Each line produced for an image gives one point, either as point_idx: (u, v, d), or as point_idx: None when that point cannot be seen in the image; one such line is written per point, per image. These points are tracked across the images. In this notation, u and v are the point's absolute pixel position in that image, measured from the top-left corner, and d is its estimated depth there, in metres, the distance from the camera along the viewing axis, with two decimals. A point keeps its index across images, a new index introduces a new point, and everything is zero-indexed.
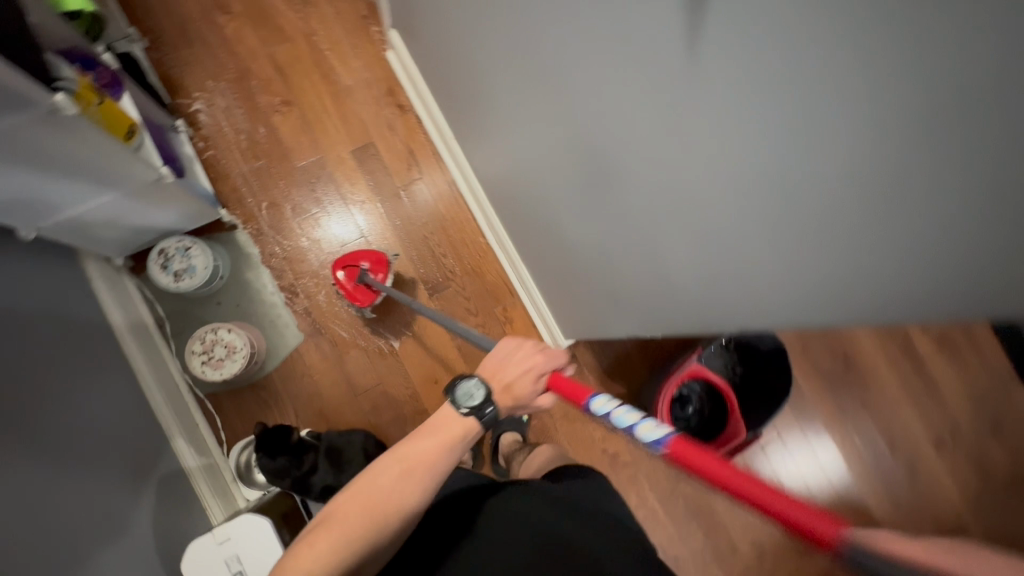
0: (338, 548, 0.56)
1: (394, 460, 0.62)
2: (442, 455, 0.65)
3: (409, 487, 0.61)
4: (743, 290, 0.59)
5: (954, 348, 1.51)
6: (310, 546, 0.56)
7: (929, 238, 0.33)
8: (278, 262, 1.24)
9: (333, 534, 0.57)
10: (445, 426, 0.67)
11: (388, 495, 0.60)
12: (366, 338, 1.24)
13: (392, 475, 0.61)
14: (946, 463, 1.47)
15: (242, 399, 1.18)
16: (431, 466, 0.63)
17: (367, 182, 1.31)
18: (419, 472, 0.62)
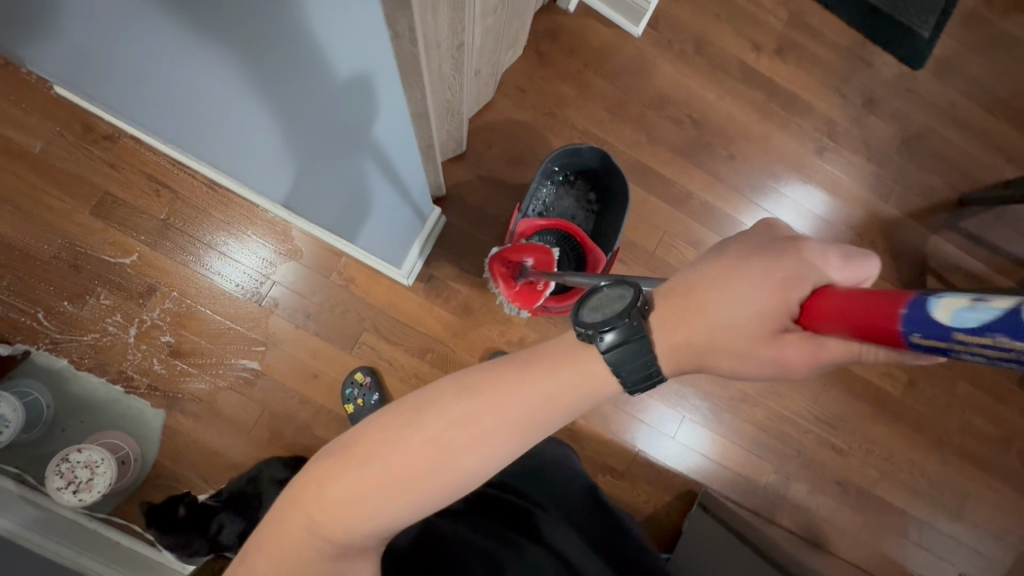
0: (354, 499, 0.50)
1: (457, 406, 0.49)
2: (529, 420, 0.48)
3: (459, 461, 0.49)
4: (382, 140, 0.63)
5: (793, 49, 1.40)
6: (327, 484, 0.50)
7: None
8: (94, 360, 1.14)
9: (368, 484, 0.49)
10: (566, 363, 0.48)
11: (442, 461, 0.49)
12: (225, 377, 1.18)
13: (442, 441, 0.48)
14: (835, 163, 1.41)
15: (147, 496, 1.14)
16: (498, 434, 0.48)
17: (126, 232, 1.17)
18: (478, 442, 0.48)
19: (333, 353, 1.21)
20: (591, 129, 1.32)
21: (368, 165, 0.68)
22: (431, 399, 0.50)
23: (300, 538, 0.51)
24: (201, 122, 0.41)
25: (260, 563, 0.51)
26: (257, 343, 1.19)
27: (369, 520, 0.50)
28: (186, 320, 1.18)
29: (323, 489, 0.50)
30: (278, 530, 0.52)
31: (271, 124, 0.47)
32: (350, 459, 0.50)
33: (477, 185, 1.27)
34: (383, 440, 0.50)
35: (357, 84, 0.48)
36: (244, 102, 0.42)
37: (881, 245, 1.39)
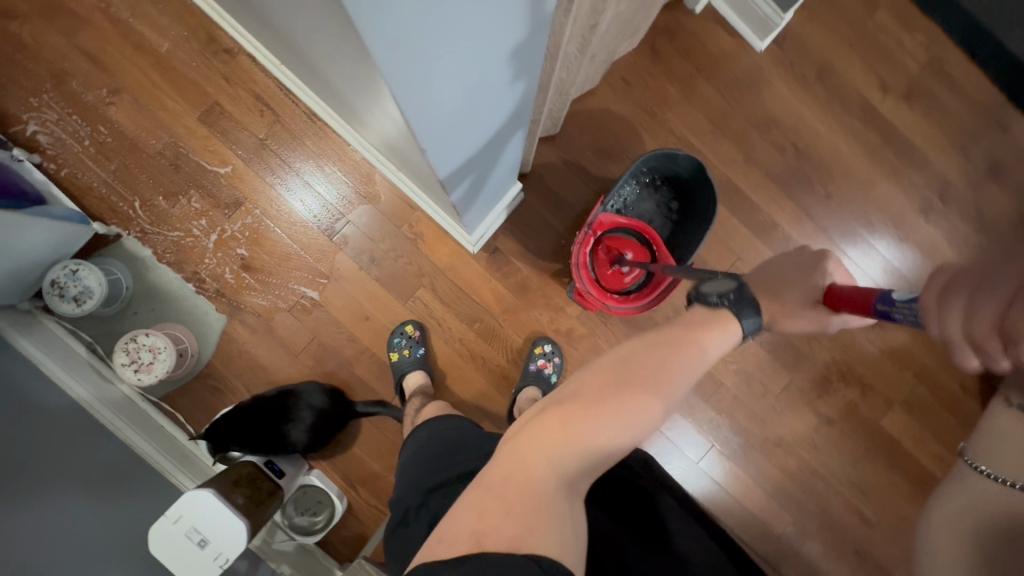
0: (587, 431, 0.45)
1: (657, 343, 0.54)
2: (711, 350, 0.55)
3: (669, 394, 0.49)
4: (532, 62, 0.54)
5: (920, 96, 1.31)
6: (565, 428, 0.45)
7: None
8: (174, 256, 1.22)
9: (597, 408, 0.46)
10: (717, 324, 0.57)
11: (663, 376, 0.50)
12: (285, 299, 1.23)
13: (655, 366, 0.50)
14: (938, 224, 1.31)
15: (194, 391, 1.22)
16: (690, 364, 0.52)
17: (227, 144, 1.23)
18: (676, 383, 0.50)
19: (388, 300, 1.24)
20: (687, 137, 1.28)
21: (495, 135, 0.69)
22: (633, 356, 0.52)
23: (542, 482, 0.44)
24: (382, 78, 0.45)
25: (496, 499, 0.43)
26: (320, 275, 1.24)
27: (600, 458, 0.46)
28: (262, 236, 1.24)
29: (562, 436, 0.45)
30: (510, 471, 0.44)
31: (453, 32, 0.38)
32: (585, 398, 0.47)
33: (559, 169, 1.26)
34: (607, 377, 0.49)
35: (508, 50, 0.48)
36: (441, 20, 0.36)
37: None
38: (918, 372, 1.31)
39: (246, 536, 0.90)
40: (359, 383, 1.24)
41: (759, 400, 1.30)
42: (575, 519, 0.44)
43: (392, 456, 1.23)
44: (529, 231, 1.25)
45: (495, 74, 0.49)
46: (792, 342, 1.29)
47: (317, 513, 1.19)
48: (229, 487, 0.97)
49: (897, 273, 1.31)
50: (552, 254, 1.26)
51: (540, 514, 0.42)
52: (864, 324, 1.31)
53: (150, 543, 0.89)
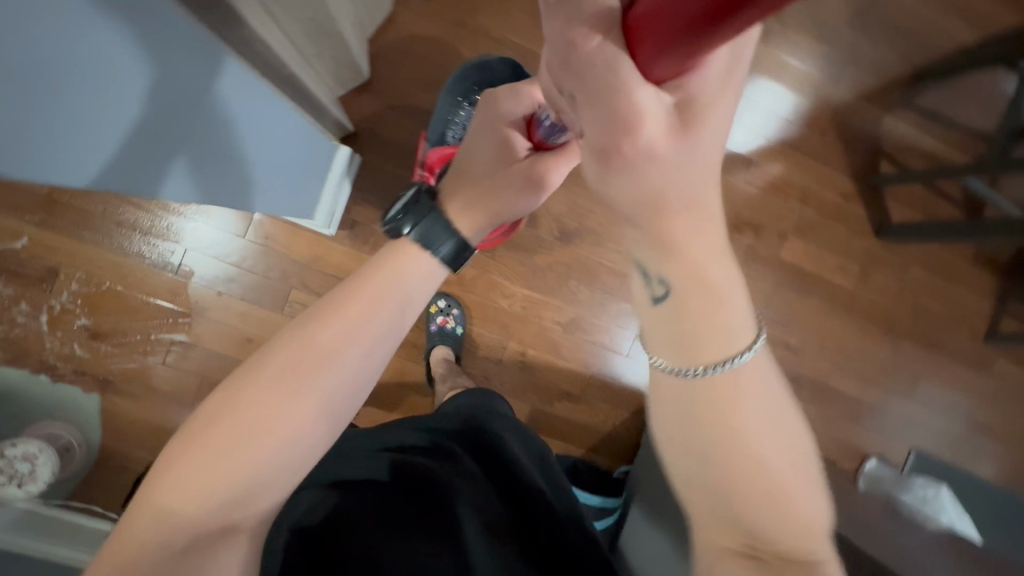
0: (194, 482, 0.43)
1: (297, 339, 0.48)
2: (368, 322, 0.50)
3: (294, 412, 0.46)
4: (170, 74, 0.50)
5: None
6: (167, 481, 0.43)
7: None
8: (9, 352, 1.09)
9: (196, 455, 0.43)
10: (387, 266, 0.55)
11: (291, 389, 0.46)
12: (154, 353, 1.13)
13: (290, 375, 0.47)
14: (780, 45, 1.29)
15: (100, 477, 1.13)
16: (334, 358, 0.48)
17: (10, 213, 1.07)
18: (316, 385, 0.47)
19: (264, 314, 1.16)
20: (509, 37, 1.18)
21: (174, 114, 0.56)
22: (265, 371, 0.47)
23: (148, 548, 0.42)
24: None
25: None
26: (181, 315, 1.13)
27: (231, 496, 0.44)
28: (99, 297, 1.11)
29: (164, 491, 0.42)
30: (116, 548, 0.42)
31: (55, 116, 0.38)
32: (194, 444, 0.44)
33: (389, 117, 1.16)
34: (228, 407, 0.45)
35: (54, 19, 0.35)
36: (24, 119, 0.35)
37: (831, 133, 1.33)
38: (800, 197, 1.33)
39: None
40: None
41: None
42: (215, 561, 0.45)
43: None
44: (383, 191, 1.16)
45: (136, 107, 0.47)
46: None
47: None
48: None
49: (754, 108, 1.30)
50: None
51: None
52: (739, 169, 1.31)
53: None
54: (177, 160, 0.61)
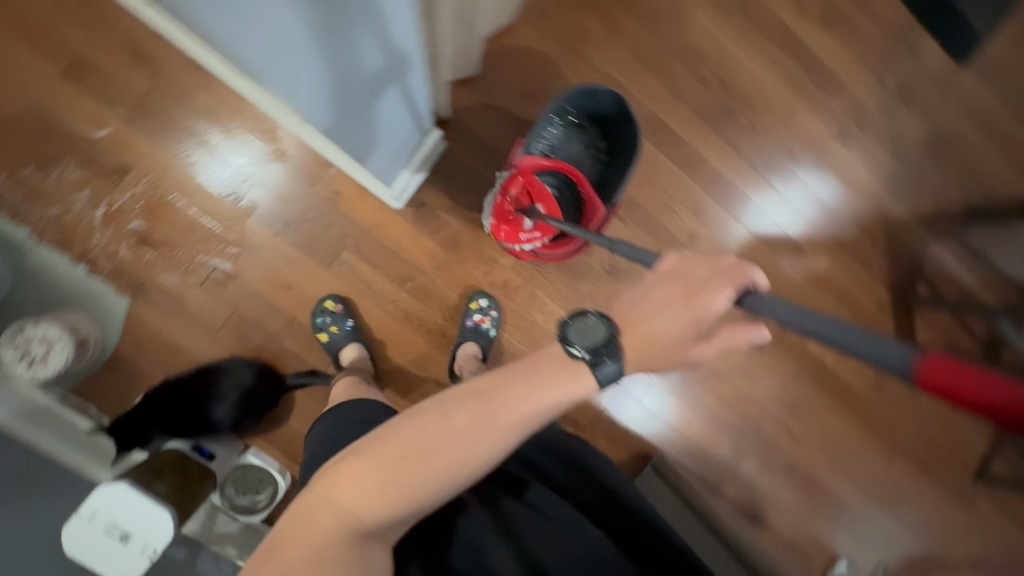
0: (368, 493, 0.55)
1: (475, 405, 0.57)
2: (535, 412, 0.57)
3: (449, 468, 0.56)
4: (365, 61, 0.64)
5: (836, 20, 1.32)
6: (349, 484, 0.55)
7: None
8: (56, 234, 1.08)
9: (373, 477, 0.55)
10: (563, 371, 0.58)
11: (455, 447, 0.55)
12: (195, 274, 1.13)
13: (466, 435, 0.56)
14: (854, 150, 1.36)
15: (104, 381, 1.12)
16: (497, 431, 0.56)
17: (103, 103, 1.09)
18: (477, 447, 0.56)
19: (310, 266, 1.17)
20: (613, 73, 1.23)
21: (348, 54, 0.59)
22: (445, 422, 0.56)
23: (325, 531, 0.54)
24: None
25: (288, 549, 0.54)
26: (232, 245, 1.14)
27: (390, 512, 0.56)
28: (158, 206, 1.12)
29: (344, 492, 0.55)
30: (304, 524, 0.55)
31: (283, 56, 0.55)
32: (376, 464, 0.55)
33: (482, 115, 1.20)
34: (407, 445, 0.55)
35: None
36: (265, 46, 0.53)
37: (881, 244, 1.39)
38: (839, 295, 1.38)
39: (173, 526, 0.86)
40: (290, 356, 1.18)
41: None
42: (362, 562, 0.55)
43: None
44: (458, 182, 1.20)
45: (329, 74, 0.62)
46: None
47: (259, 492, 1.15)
48: (150, 474, 0.91)
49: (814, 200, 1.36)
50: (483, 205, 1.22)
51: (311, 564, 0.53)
52: (789, 253, 1.35)
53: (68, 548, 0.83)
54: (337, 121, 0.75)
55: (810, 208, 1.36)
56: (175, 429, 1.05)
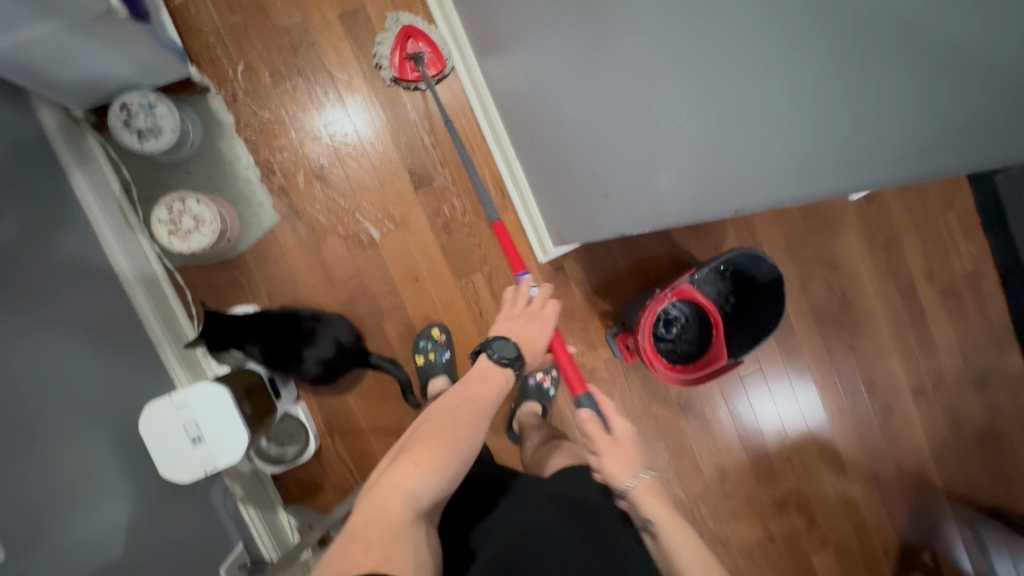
0: (425, 476, 0.60)
1: (456, 401, 0.70)
2: (490, 398, 0.73)
3: (463, 440, 0.65)
4: (697, 192, 0.65)
5: (953, 296, 1.47)
6: (411, 473, 0.60)
7: (849, 158, 0.42)
8: (254, 134, 1.14)
9: (425, 460, 0.61)
10: (494, 380, 0.76)
11: (461, 424, 0.66)
12: (346, 226, 1.18)
13: (460, 417, 0.67)
14: (921, 408, 1.47)
15: (215, 275, 1.14)
16: (479, 413, 0.70)
17: (355, 52, 1.17)
18: (471, 424, 0.67)
19: (443, 271, 1.22)
20: (764, 245, 1.36)
21: (726, 180, 0.59)
22: (447, 412, 0.68)
23: (396, 518, 0.56)
24: (665, 58, 0.56)
25: (366, 542, 0.54)
26: (390, 219, 1.20)
27: (439, 489, 0.61)
28: (349, 156, 1.18)
29: (406, 481, 0.59)
30: (371, 521, 0.56)
31: (722, 139, 0.55)
32: (421, 453, 0.62)
33: None
34: (436, 430, 0.65)
35: (790, 151, 0.48)
36: (727, 125, 0.53)
37: (909, 499, 1.47)
38: (856, 527, 1.44)
39: (242, 451, 0.84)
40: (382, 337, 1.21)
41: (723, 500, 1.37)
42: (424, 548, 0.58)
43: (383, 419, 1.20)
44: (599, 266, 1.28)
45: (697, 167, 0.62)
46: (769, 460, 1.40)
47: (287, 445, 1.14)
48: (240, 394, 0.91)
49: (871, 433, 1.45)
50: (609, 295, 1.29)
51: (395, 550, 0.54)
52: (832, 468, 1.43)
53: (142, 427, 0.82)
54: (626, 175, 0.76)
55: (865, 437, 1.45)
56: (269, 354, 1.03)
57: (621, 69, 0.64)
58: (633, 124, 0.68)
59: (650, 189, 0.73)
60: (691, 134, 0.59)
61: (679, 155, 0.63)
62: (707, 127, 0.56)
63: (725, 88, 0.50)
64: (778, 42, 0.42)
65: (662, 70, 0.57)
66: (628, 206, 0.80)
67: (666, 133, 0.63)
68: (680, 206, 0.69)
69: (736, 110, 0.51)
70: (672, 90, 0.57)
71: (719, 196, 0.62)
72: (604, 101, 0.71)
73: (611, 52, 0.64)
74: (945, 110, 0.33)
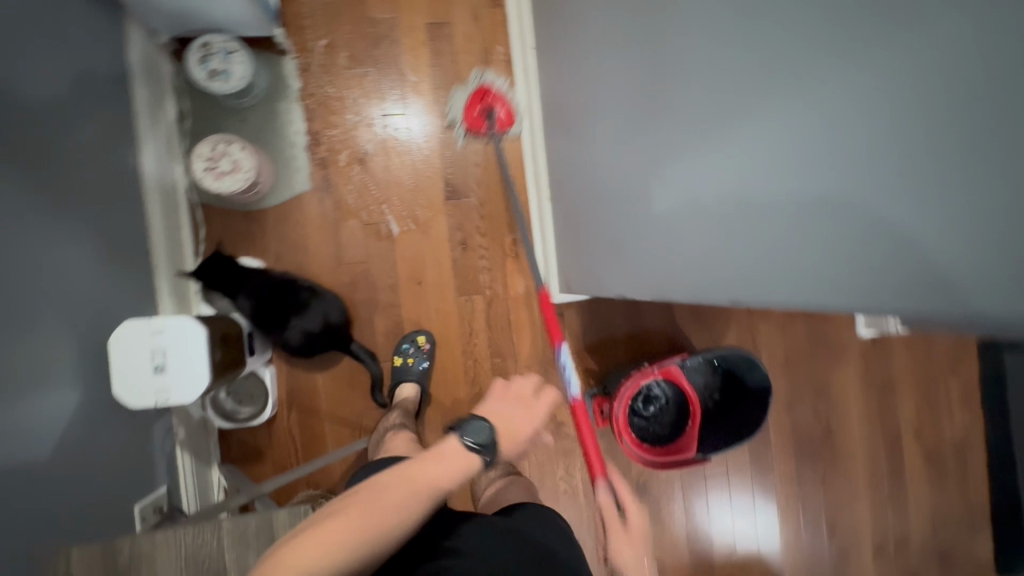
0: (322, 556, 0.55)
1: (379, 482, 0.64)
2: (426, 486, 0.64)
3: (373, 533, 0.58)
4: (704, 271, 0.66)
5: (936, 462, 1.44)
6: (308, 545, 0.56)
7: (865, 277, 0.43)
8: (313, 104, 1.19)
9: (328, 538, 0.56)
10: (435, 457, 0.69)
11: (380, 515, 0.60)
12: (370, 214, 1.21)
13: (365, 505, 0.61)
14: (876, 565, 1.42)
15: (232, 221, 1.17)
16: (399, 501, 0.62)
17: (430, 60, 1.22)
18: (389, 509, 0.61)
19: (447, 283, 1.23)
20: (762, 353, 1.35)
21: (736, 267, 0.60)
22: (371, 492, 0.63)
23: None
24: (710, 138, 0.59)
25: None
26: (413, 220, 1.22)
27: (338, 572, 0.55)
28: (394, 151, 1.22)
29: (296, 554, 0.55)
30: None
31: (745, 226, 0.56)
32: (331, 529, 0.57)
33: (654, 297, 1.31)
34: (352, 513, 0.60)
35: (806, 252, 0.49)
36: (755, 213, 0.54)
37: None
38: None
39: (198, 394, 0.84)
40: (369, 328, 1.21)
41: None
42: None
43: (344, 408, 1.18)
44: (597, 323, 1.28)
45: (712, 248, 0.63)
46: (711, 570, 1.35)
47: (244, 404, 1.13)
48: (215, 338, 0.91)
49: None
50: (598, 356, 1.29)
51: None
52: None
53: (111, 341, 0.83)
54: (642, 240, 0.77)
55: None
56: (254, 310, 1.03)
57: (667, 138, 0.67)
58: (665, 193, 0.70)
59: (663, 257, 0.74)
60: (717, 215, 0.61)
61: (698, 233, 0.65)
62: (735, 212, 0.57)
63: (756, 181, 0.53)
64: (828, 150, 0.43)
65: (707, 147, 0.59)
66: (637, 269, 0.81)
67: (693, 208, 0.64)
68: (686, 281, 0.70)
69: (768, 202, 0.52)
70: (711, 169, 0.59)
71: (724, 282, 0.63)
72: (641, 164, 0.74)
73: (661, 121, 0.68)
74: (972, 244, 0.34)
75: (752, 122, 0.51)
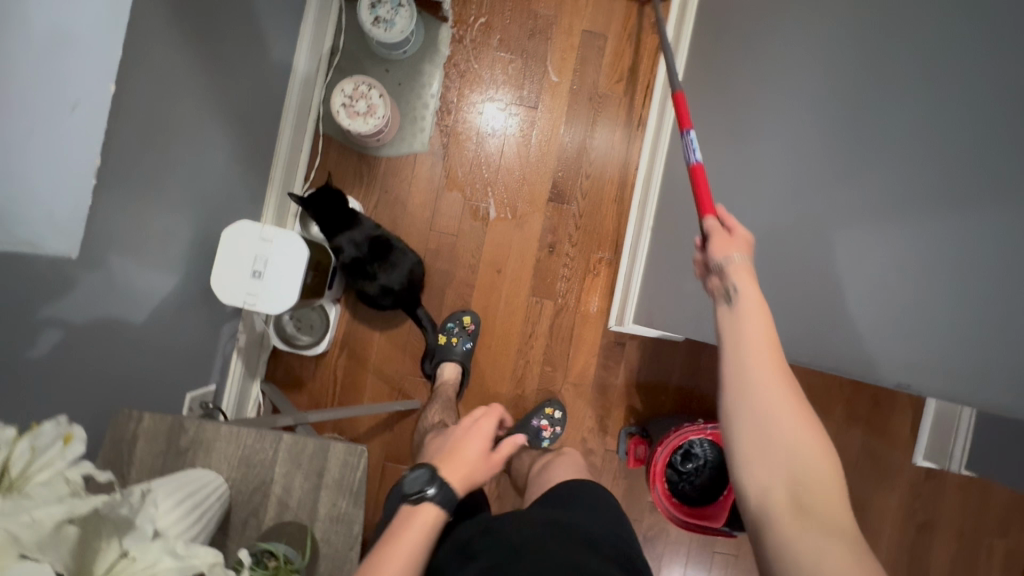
0: None
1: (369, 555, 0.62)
2: (404, 551, 0.62)
3: None
4: (886, 330, 0.65)
5: None
6: None
7: None
8: (455, 75, 1.22)
9: None
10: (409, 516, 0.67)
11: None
12: (474, 192, 1.23)
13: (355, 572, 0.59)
14: None
15: (347, 160, 1.21)
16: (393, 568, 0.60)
17: (575, 66, 1.24)
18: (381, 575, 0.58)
19: (524, 279, 1.23)
20: None
21: (939, 330, 0.60)
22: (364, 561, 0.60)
23: None
24: (926, 208, 0.58)
25: None
26: (511, 210, 1.23)
27: None
28: (514, 140, 1.24)
29: None
30: None
31: (966, 292, 0.56)
32: None
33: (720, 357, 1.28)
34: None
35: None
36: (987, 278, 0.54)
37: None
38: None
39: (284, 309, 0.87)
40: (438, 299, 1.22)
41: None
42: None
43: (390, 367, 1.19)
44: (656, 364, 1.24)
45: (904, 309, 0.63)
46: None
47: (303, 332, 1.15)
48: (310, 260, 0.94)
49: None
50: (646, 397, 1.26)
51: None
52: None
53: (223, 236, 0.86)
54: (797, 290, 0.77)
55: None
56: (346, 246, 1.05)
57: (847, 200, 0.66)
58: (835, 250, 0.69)
59: (820, 309, 0.74)
60: (918, 277, 0.61)
61: (885, 293, 0.64)
62: (952, 279, 0.57)
63: (983, 258, 0.54)
64: None
65: (918, 214, 0.59)
66: (780, 315, 0.81)
67: (884, 269, 0.64)
68: (850, 339, 0.70)
69: (1007, 270, 0.52)
70: (921, 235, 0.59)
71: (916, 342, 0.62)
72: (802, 222, 0.75)
73: (839, 192, 0.68)
74: None
75: (987, 206, 0.51)
